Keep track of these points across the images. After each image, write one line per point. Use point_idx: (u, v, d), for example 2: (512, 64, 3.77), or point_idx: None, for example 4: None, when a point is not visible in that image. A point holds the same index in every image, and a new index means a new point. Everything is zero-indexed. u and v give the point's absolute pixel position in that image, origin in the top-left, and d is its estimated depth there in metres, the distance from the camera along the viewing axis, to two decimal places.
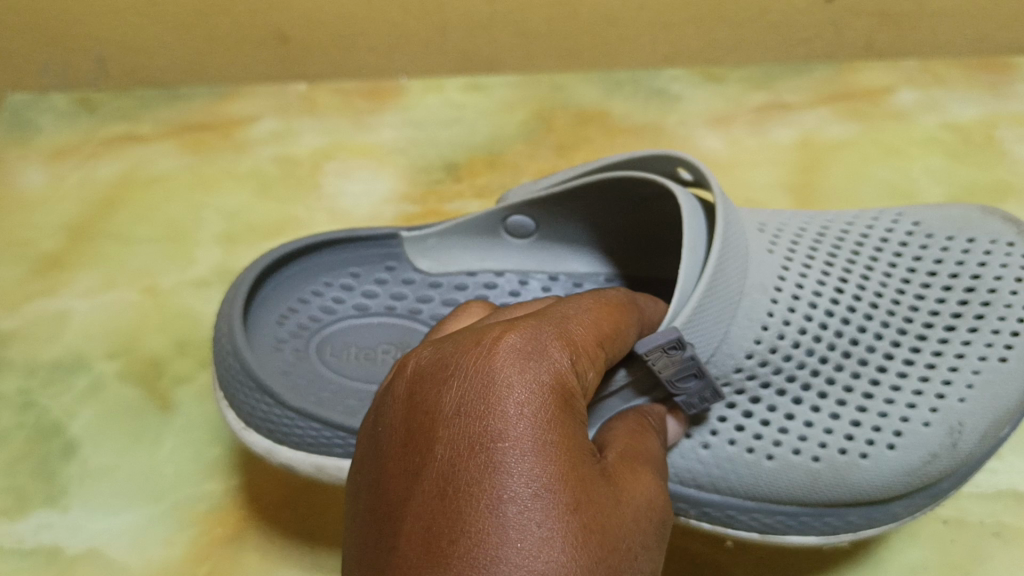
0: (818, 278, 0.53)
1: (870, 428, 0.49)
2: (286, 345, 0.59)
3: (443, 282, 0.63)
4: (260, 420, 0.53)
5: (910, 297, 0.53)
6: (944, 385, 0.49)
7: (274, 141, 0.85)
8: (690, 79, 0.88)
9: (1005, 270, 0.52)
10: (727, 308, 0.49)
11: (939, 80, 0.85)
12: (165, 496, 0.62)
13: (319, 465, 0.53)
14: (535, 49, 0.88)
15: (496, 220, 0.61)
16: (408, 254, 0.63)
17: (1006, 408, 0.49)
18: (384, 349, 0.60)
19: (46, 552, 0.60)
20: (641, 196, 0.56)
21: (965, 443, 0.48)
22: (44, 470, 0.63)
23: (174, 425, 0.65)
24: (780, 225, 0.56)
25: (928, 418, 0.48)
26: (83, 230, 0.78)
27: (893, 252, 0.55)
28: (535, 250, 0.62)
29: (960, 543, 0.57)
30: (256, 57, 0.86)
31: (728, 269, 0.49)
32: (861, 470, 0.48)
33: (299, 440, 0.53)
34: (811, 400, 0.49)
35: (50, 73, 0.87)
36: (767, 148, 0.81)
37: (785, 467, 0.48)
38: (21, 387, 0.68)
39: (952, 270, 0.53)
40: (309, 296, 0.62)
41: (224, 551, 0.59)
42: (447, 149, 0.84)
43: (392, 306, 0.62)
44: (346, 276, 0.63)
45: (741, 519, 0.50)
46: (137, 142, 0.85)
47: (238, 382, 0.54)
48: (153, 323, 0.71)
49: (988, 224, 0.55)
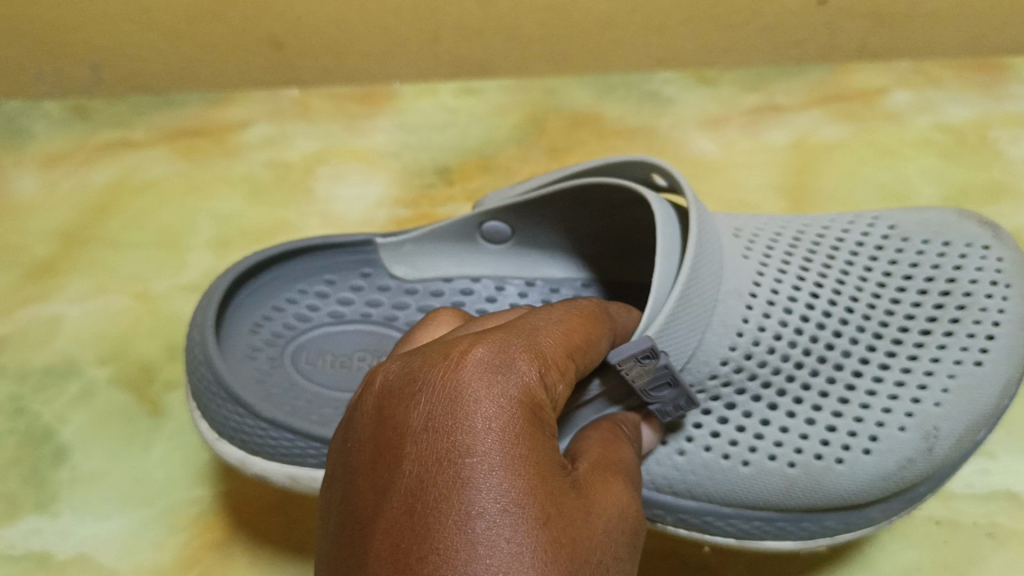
0: (794, 283, 0.53)
1: (846, 433, 0.48)
2: (261, 353, 0.59)
3: (419, 288, 0.63)
4: (233, 430, 0.53)
5: (886, 300, 0.52)
6: (920, 389, 0.49)
7: (267, 146, 0.85)
8: (683, 82, 0.88)
9: (979, 275, 0.52)
10: (701, 315, 0.48)
11: (934, 81, 0.85)
12: (155, 501, 0.62)
13: (294, 474, 0.53)
14: (528, 53, 0.88)
15: (472, 226, 0.61)
16: (384, 260, 0.63)
17: (984, 411, 0.48)
18: (360, 356, 0.60)
19: (36, 558, 0.59)
20: (616, 200, 0.56)
21: (942, 447, 0.48)
22: (34, 475, 0.63)
23: (165, 430, 0.65)
24: (757, 228, 0.56)
25: (904, 423, 0.48)
26: (76, 236, 0.78)
27: (869, 254, 0.55)
28: (512, 255, 0.62)
29: (953, 544, 0.56)
30: (250, 62, 0.87)
31: (703, 276, 0.48)
32: (837, 475, 0.48)
33: (272, 450, 0.53)
34: (786, 405, 0.49)
35: (44, 79, 0.87)
36: (761, 150, 0.81)
37: (760, 473, 0.48)
38: (12, 393, 0.68)
39: (928, 274, 0.53)
40: (283, 303, 0.62)
41: (214, 556, 0.59)
42: (440, 153, 0.84)
43: (367, 313, 0.62)
44: (321, 281, 0.63)
45: (716, 525, 0.50)
46: (131, 148, 0.85)
47: (211, 392, 0.54)
48: (144, 329, 0.71)
49: (965, 228, 0.55)
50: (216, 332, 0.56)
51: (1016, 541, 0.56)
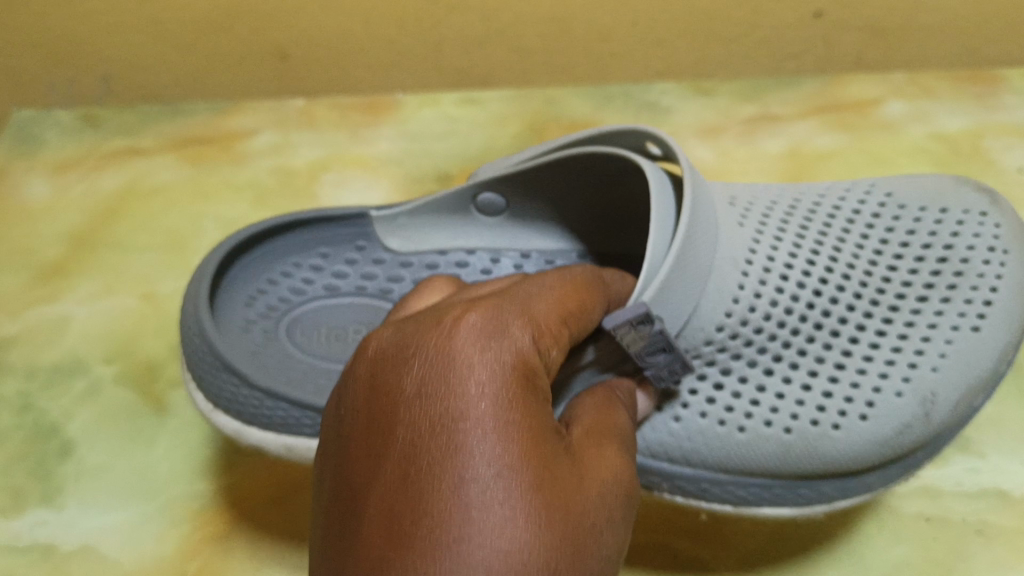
0: (789, 252, 0.54)
1: (843, 399, 0.50)
2: (254, 327, 0.60)
3: (414, 261, 0.65)
4: (228, 400, 0.54)
5: (882, 268, 0.54)
6: (917, 354, 0.50)
7: (272, 153, 0.87)
8: (681, 92, 0.90)
9: (975, 241, 0.54)
10: (699, 282, 0.49)
11: (928, 93, 0.87)
12: (158, 494, 0.63)
13: (287, 445, 0.54)
14: (529, 65, 0.90)
15: (467, 198, 0.63)
16: (378, 233, 0.65)
17: (981, 376, 0.50)
18: (355, 329, 0.61)
19: (41, 549, 0.61)
20: (610, 172, 0.57)
21: (938, 413, 0.49)
22: (41, 469, 0.65)
23: (168, 426, 0.66)
24: (752, 199, 0.58)
25: (901, 389, 0.49)
26: (84, 239, 0.80)
27: (864, 224, 0.57)
28: (506, 229, 0.64)
29: (942, 541, 0.57)
30: (257, 73, 0.89)
31: (700, 240, 0.50)
32: (833, 441, 0.49)
33: (267, 420, 0.54)
34: (783, 371, 0.51)
35: (56, 88, 0.90)
36: (757, 158, 0.83)
37: (756, 439, 0.49)
38: (20, 389, 0.69)
39: (925, 241, 0.55)
40: (278, 277, 0.63)
41: (215, 548, 0.60)
42: (443, 160, 0.86)
43: (362, 286, 0.64)
44: (315, 256, 0.65)
45: (714, 492, 0.51)
46: (140, 155, 0.87)
47: (206, 363, 0.55)
48: (150, 328, 0.72)
49: (960, 198, 0.57)
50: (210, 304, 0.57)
51: (1004, 538, 0.57)
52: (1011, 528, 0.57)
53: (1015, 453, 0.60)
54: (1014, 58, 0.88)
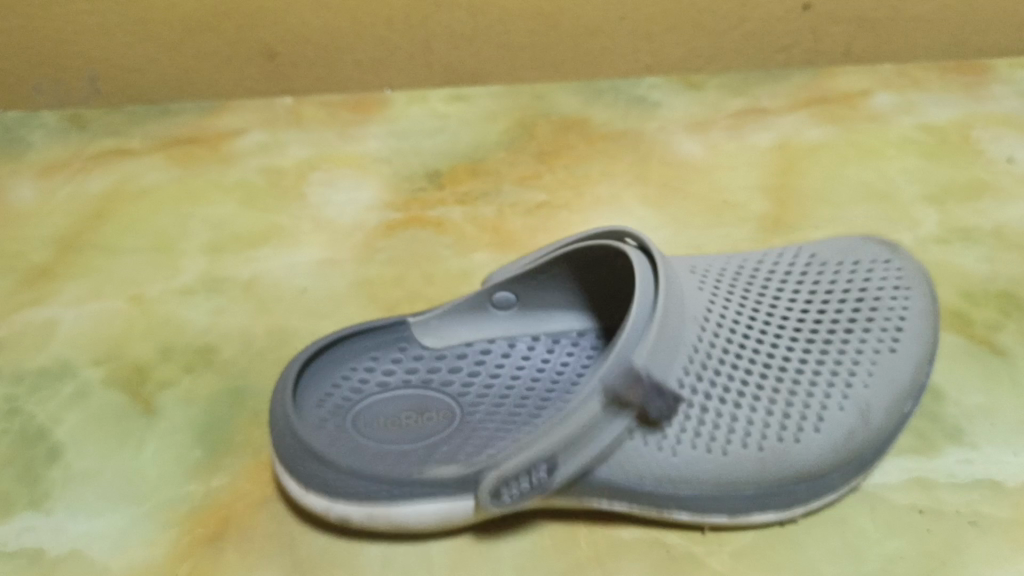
0: (735, 313, 0.59)
1: (799, 417, 0.54)
2: (326, 425, 0.57)
3: (451, 355, 0.63)
4: (315, 482, 0.52)
5: (813, 314, 0.60)
6: (851, 374, 0.56)
7: (260, 153, 0.87)
8: (669, 86, 0.91)
9: (882, 284, 0.61)
10: (671, 340, 0.53)
11: (916, 84, 0.88)
12: (146, 499, 0.60)
13: (371, 513, 0.52)
14: (519, 61, 0.92)
15: (485, 295, 0.63)
16: (418, 334, 0.63)
17: (903, 387, 0.56)
18: (411, 415, 0.59)
19: (28, 555, 0.57)
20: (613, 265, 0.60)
21: (875, 417, 0.54)
22: (28, 474, 0.62)
23: (158, 429, 0.65)
24: (706, 267, 0.62)
25: (844, 403, 0.54)
26: (71, 242, 0.79)
27: (795, 280, 0.63)
28: (526, 316, 0.64)
29: (939, 532, 0.56)
30: (244, 72, 0.92)
31: (674, 303, 0.54)
32: (799, 452, 0.52)
33: (353, 494, 0.52)
34: (749, 402, 0.54)
35: (42, 90, 0.92)
36: (746, 151, 0.82)
37: (736, 460, 0.52)
38: (7, 394, 0.67)
39: (843, 288, 0.61)
40: (339, 380, 0.60)
41: (208, 551, 0.57)
42: (431, 158, 0.85)
43: (410, 378, 0.62)
44: (366, 360, 0.62)
45: (710, 508, 0.53)
46: (127, 156, 0.87)
47: (296, 458, 0.53)
48: (139, 331, 0.71)
49: (868, 249, 0.64)
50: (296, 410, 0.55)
51: (999, 528, 0.56)
52: (1004, 518, 0.56)
53: (1008, 444, 0.60)
54: (992, 51, 0.92)
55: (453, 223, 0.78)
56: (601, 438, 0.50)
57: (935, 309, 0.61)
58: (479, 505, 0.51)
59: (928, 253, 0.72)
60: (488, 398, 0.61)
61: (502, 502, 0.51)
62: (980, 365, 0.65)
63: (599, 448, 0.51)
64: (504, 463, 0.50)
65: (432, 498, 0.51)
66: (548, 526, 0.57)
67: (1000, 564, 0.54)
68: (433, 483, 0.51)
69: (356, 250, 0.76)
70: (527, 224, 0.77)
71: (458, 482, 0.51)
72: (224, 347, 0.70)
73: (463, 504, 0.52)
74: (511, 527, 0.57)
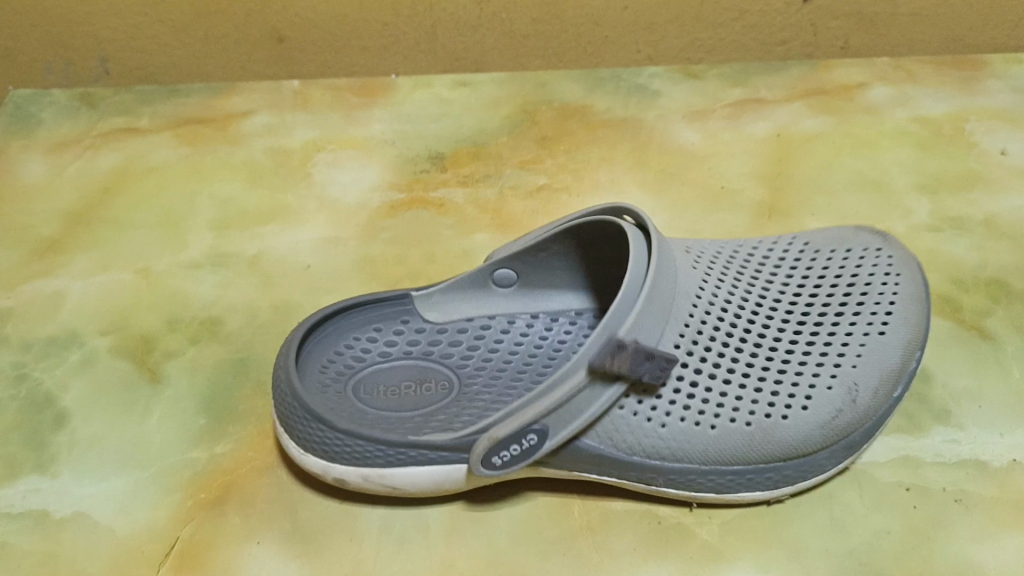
0: (728, 293, 0.59)
1: (786, 395, 0.54)
2: (327, 390, 0.59)
3: (449, 330, 0.65)
4: (315, 443, 0.54)
5: (805, 297, 0.60)
6: (839, 356, 0.56)
7: (267, 134, 0.88)
8: (669, 76, 0.93)
9: (874, 270, 0.61)
10: (661, 315, 0.54)
11: (912, 78, 0.90)
12: (150, 465, 0.61)
13: (366, 475, 0.54)
14: (522, 49, 0.94)
15: (484, 275, 0.64)
16: (418, 309, 0.65)
17: (892, 370, 0.55)
18: (409, 386, 0.61)
19: (34, 516, 0.58)
20: (606, 237, 0.61)
21: (863, 399, 0.55)
22: (34, 439, 0.63)
23: (163, 396, 0.66)
24: (703, 248, 0.62)
25: (831, 383, 0.55)
26: (80, 216, 0.80)
27: (789, 264, 0.63)
28: (523, 294, 0.65)
29: (923, 509, 0.57)
30: (252, 55, 0.94)
31: (664, 282, 0.54)
32: (785, 428, 0.53)
33: (349, 456, 0.54)
34: (737, 379, 0.55)
35: (53, 70, 0.95)
36: (744, 140, 0.84)
37: (724, 434, 0.53)
38: (15, 362, 0.68)
39: (836, 273, 0.61)
40: (342, 348, 0.62)
41: (208, 515, 0.58)
42: (434, 141, 0.87)
43: (410, 351, 0.63)
44: (368, 330, 0.64)
45: (700, 482, 0.54)
46: (136, 134, 0.89)
47: (296, 416, 0.55)
48: (145, 303, 0.73)
49: (860, 238, 0.64)
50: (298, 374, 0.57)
51: (983, 507, 0.56)
52: (988, 496, 0.57)
53: (994, 425, 0.61)
54: (985, 47, 0.95)
55: (455, 205, 0.80)
56: (591, 406, 0.52)
57: (927, 294, 0.60)
58: (472, 471, 0.52)
59: (919, 241, 0.73)
60: (485, 371, 0.62)
61: (493, 467, 0.52)
62: (968, 348, 0.66)
63: (590, 415, 0.52)
64: (496, 428, 0.51)
65: (428, 463, 0.53)
66: (538, 495, 0.59)
67: (984, 540, 0.54)
68: (430, 446, 0.53)
69: (359, 228, 0.78)
70: (527, 207, 0.78)
71: (453, 447, 0.53)
72: (228, 320, 0.71)
73: (457, 469, 0.53)
74: (502, 496, 0.59)
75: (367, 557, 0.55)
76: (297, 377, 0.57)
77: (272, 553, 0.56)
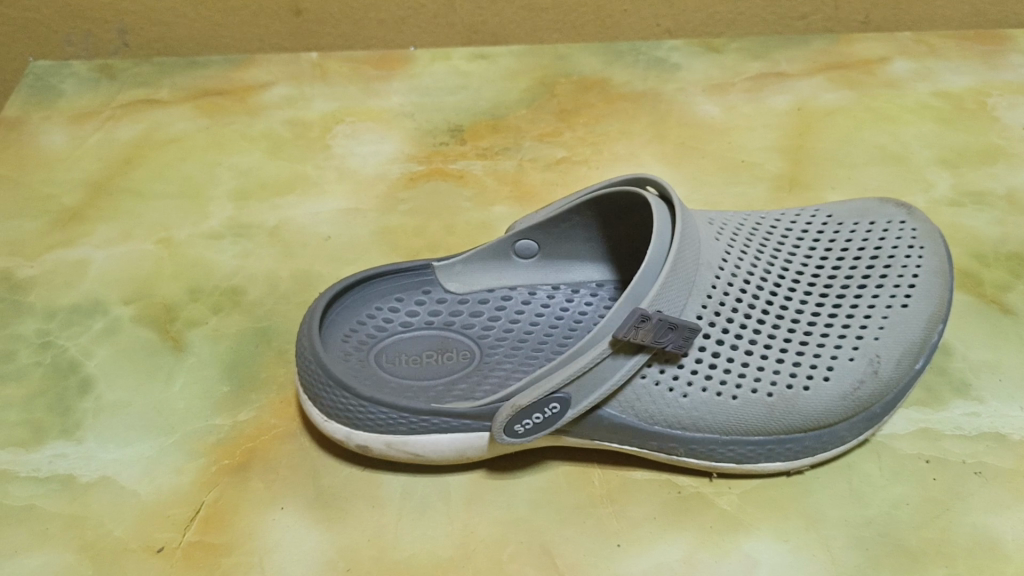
0: (750, 265, 0.59)
1: (808, 366, 0.55)
2: (350, 358, 0.60)
3: (471, 300, 0.65)
4: (340, 410, 0.55)
5: (827, 270, 0.60)
6: (861, 328, 0.56)
7: (286, 106, 0.89)
8: (689, 50, 0.93)
9: (897, 243, 0.61)
10: (684, 284, 0.54)
11: (933, 52, 0.90)
12: (175, 430, 0.62)
13: (389, 441, 0.55)
14: (541, 22, 0.95)
15: (506, 245, 0.64)
16: (440, 278, 0.65)
17: (914, 341, 0.56)
18: (432, 355, 0.61)
19: (60, 480, 0.59)
20: (629, 206, 0.61)
21: (885, 370, 0.55)
22: (59, 405, 0.63)
23: (186, 364, 0.66)
24: (726, 220, 0.62)
25: (852, 354, 0.55)
26: (101, 186, 0.81)
27: (811, 237, 0.63)
28: (545, 266, 0.66)
29: (942, 480, 0.56)
30: (271, 27, 0.95)
31: (689, 252, 0.54)
32: (807, 399, 0.54)
33: (372, 422, 0.54)
34: (759, 350, 0.55)
35: (73, 42, 0.96)
36: (764, 113, 0.84)
37: (745, 404, 0.54)
38: (39, 329, 0.69)
39: (859, 246, 0.61)
40: (365, 317, 0.63)
41: (232, 481, 0.59)
42: (453, 113, 0.87)
43: (431, 321, 0.64)
44: (390, 301, 0.64)
45: (720, 452, 0.55)
46: (156, 105, 0.89)
47: (321, 383, 0.55)
48: (167, 272, 0.73)
49: (882, 211, 0.64)
50: (322, 341, 0.58)
51: (1003, 478, 0.56)
52: (1008, 469, 0.57)
53: (1014, 398, 0.61)
54: (1006, 20, 0.94)
55: (474, 176, 0.80)
56: (615, 375, 0.52)
57: (949, 267, 0.60)
58: (495, 439, 0.53)
59: (939, 215, 0.73)
60: (507, 341, 0.62)
61: (514, 435, 0.53)
62: (987, 322, 0.65)
63: (613, 385, 0.52)
64: (518, 396, 0.52)
65: (451, 431, 0.54)
66: (558, 464, 0.59)
67: (1003, 511, 0.54)
68: (453, 415, 0.53)
69: (379, 199, 0.78)
70: (546, 179, 0.79)
71: (474, 416, 0.53)
72: (250, 289, 0.72)
73: (480, 436, 0.54)
74: (523, 465, 0.59)
75: (389, 523, 0.56)
76: (322, 344, 0.57)
77: (295, 519, 0.56)
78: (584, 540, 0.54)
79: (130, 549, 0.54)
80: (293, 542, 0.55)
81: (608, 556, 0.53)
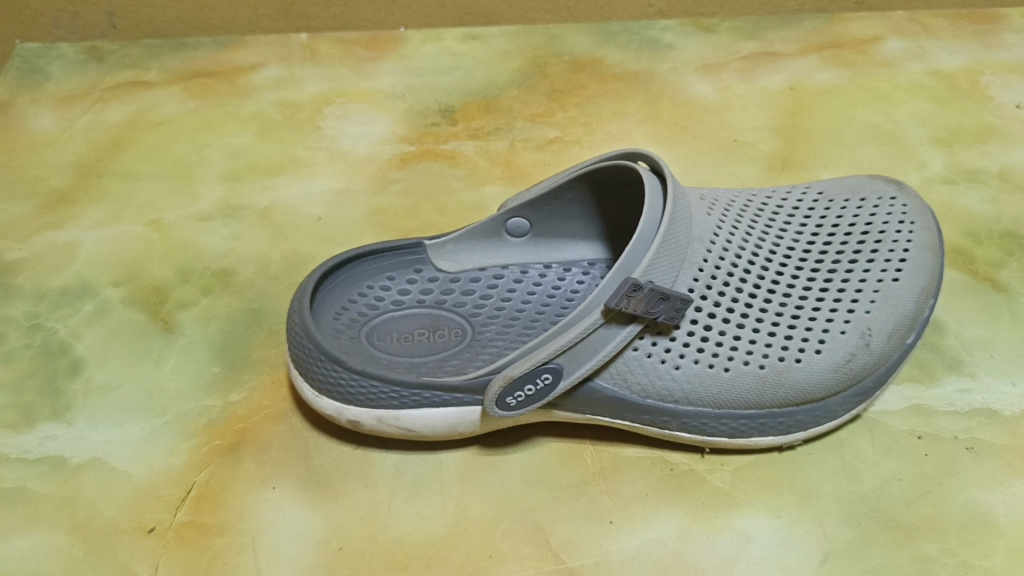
0: (743, 239, 0.59)
1: (800, 339, 0.55)
2: (341, 335, 0.59)
3: (463, 279, 0.65)
4: (330, 384, 0.55)
5: (819, 245, 0.60)
6: (853, 302, 0.56)
7: (276, 87, 0.88)
8: (682, 31, 0.93)
9: (888, 218, 0.61)
10: (677, 255, 0.54)
11: (927, 31, 0.90)
12: (165, 411, 0.61)
13: (380, 416, 0.54)
14: (532, 3, 0.95)
15: (497, 223, 0.64)
16: (431, 257, 0.65)
17: (906, 315, 0.55)
18: (423, 332, 0.61)
19: (50, 461, 0.58)
20: (621, 181, 0.60)
21: (877, 344, 0.55)
22: (50, 386, 0.63)
23: (177, 345, 0.66)
24: (718, 196, 0.62)
25: (844, 327, 0.55)
26: (90, 168, 0.80)
27: (803, 213, 0.63)
28: (537, 244, 0.65)
29: (934, 456, 0.56)
30: (261, 8, 0.95)
31: (680, 224, 0.54)
32: (798, 371, 0.54)
33: (363, 397, 0.54)
34: (751, 324, 0.55)
35: (61, 24, 0.95)
36: (757, 93, 0.83)
37: (737, 377, 0.54)
38: (28, 311, 0.68)
39: (851, 222, 0.61)
40: (356, 295, 0.63)
41: (223, 462, 0.58)
42: (445, 94, 0.86)
43: (422, 298, 0.63)
44: (382, 279, 0.64)
45: (713, 426, 0.55)
46: (145, 88, 0.89)
47: (311, 358, 0.55)
48: (158, 254, 0.73)
49: (875, 185, 0.64)
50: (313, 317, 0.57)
51: (994, 454, 0.56)
52: (1000, 445, 0.57)
53: (1007, 375, 0.61)
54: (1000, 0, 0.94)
55: (466, 157, 0.79)
56: (607, 347, 0.52)
57: (941, 242, 0.60)
58: (487, 412, 0.53)
59: (933, 194, 0.73)
60: (498, 319, 0.62)
61: (507, 409, 0.52)
62: (981, 300, 0.65)
63: (604, 356, 0.52)
64: (510, 368, 0.51)
65: (443, 405, 0.54)
66: (552, 442, 0.59)
67: (994, 487, 0.54)
68: (445, 389, 0.53)
69: (370, 180, 0.78)
70: (539, 159, 0.78)
71: (466, 388, 0.53)
72: (241, 271, 0.71)
73: (472, 411, 0.54)
74: (517, 444, 0.59)
75: (381, 501, 0.56)
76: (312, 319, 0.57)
77: (287, 499, 0.56)
78: (577, 517, 0.54)
79: (121, 530, 0.54)
80: (286, 522, 0.55)
81: (601, 533, 0.53)
